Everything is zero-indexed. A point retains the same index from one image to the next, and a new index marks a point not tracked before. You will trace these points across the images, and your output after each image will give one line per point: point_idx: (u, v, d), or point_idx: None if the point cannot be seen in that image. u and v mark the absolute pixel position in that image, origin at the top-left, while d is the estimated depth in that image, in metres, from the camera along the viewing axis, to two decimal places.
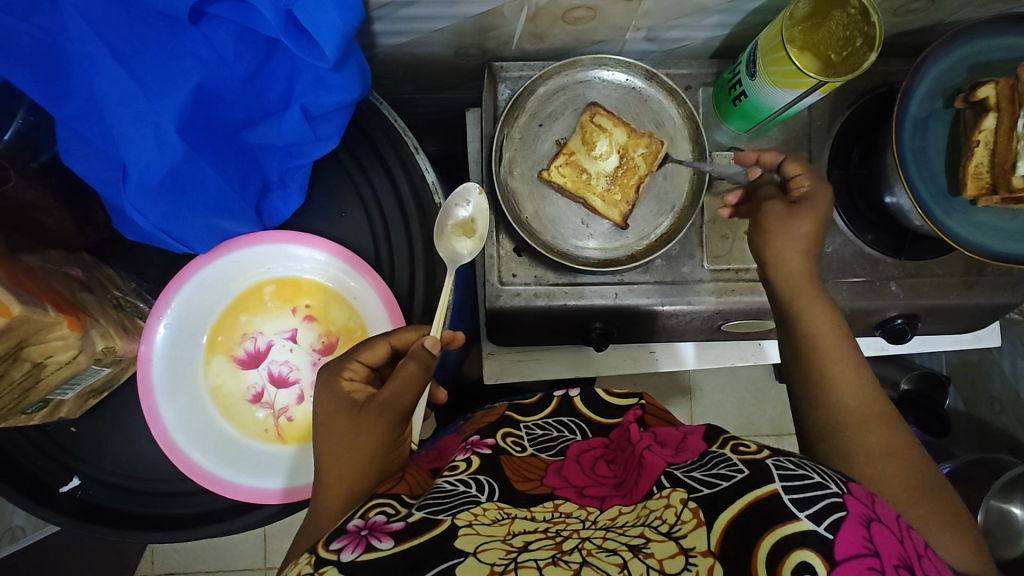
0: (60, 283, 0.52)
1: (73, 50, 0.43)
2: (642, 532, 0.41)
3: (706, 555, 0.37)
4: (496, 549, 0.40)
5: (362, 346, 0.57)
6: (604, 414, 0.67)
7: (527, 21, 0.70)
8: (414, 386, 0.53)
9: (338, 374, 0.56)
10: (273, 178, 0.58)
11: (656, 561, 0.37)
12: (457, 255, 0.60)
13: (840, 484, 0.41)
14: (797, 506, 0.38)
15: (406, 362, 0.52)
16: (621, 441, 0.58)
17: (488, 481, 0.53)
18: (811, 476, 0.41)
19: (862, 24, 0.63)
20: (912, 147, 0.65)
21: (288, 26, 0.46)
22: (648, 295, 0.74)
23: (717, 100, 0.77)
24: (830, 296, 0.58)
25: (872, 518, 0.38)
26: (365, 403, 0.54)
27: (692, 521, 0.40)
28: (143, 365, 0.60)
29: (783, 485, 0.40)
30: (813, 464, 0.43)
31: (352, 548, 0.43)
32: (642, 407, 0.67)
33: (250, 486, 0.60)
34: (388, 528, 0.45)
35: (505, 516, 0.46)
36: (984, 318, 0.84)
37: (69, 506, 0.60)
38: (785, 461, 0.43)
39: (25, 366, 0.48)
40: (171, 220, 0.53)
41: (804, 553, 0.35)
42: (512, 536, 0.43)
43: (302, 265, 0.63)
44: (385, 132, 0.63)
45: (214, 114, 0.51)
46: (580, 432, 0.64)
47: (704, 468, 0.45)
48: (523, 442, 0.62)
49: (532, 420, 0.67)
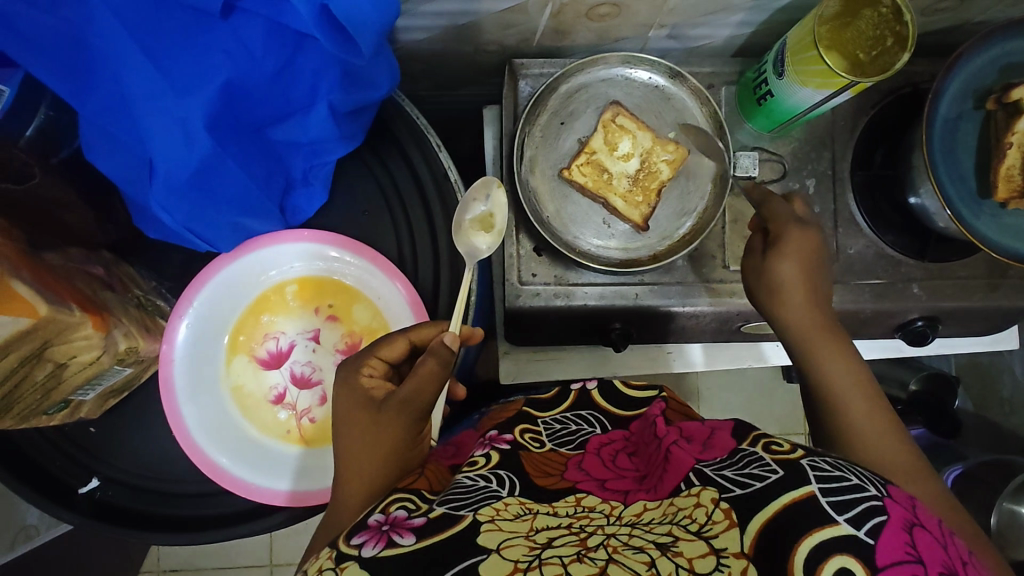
0: (82, 281, 0.51)
1: (99, 45, 0.42)
2: (670, 531, 0.40)
3: (739, 556, 0.37)
4: (520, 546, 0.39)
5: (381, 343, 0.56)
6: (624, 407, 0.66)
7: (551, 17, 0.69)
8: (432, 386, 0.52)
9: (357, 370, 0.55)
10: (297, 176, 0.57)
11: (687, 560, 0.37)
12: (475, 251, 0.59)
13: (878, 486, 0.40)
14: (836, 509, 0.38)
15: (425, 358, 0.51)
16: (645, 434, 0.57)
17: (508, 475, 0.52)
18: (848, 478, 0.40)
19: (894, 23, 0.63)
20: (941, 146, 0.64)
21: (322, 21, 0.45)
22: (668, 295, 0.74)
23: (740, 98, 0.76)
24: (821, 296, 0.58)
25: (912, 523, 0.37)
26: (384, 401, 0.52)
27: (723, 521, 0.39)
28: (165, 364, 0.59)
29: (819, 486, 0.39)
30: (849, 466, 0.43)
31: (373, 544, 0.42)
32: (663, 400, 0.65)
33: (270, 489, 0.59)
34: (409, 523, 0.44)
35: (527, 512, 0.45)
36: (1004, 321, 0.83)
37: (88, 506, 0.59)
38: (821, 462, 0.42)
39: (48, 366, 0.47)
40: (197, 217, 0.52)
41: (844, 557, 0.35)
42: (535, 532, 0.42)
43: (326, 265, 0.62)
44: (408, 129, 0.62)
45: (241, 110, 0.49)
46: (600, 425, 0.63)
47: (734, 467, 0.44)
48: (541, 437, 0.61)
49: (549, 415, 0.65)
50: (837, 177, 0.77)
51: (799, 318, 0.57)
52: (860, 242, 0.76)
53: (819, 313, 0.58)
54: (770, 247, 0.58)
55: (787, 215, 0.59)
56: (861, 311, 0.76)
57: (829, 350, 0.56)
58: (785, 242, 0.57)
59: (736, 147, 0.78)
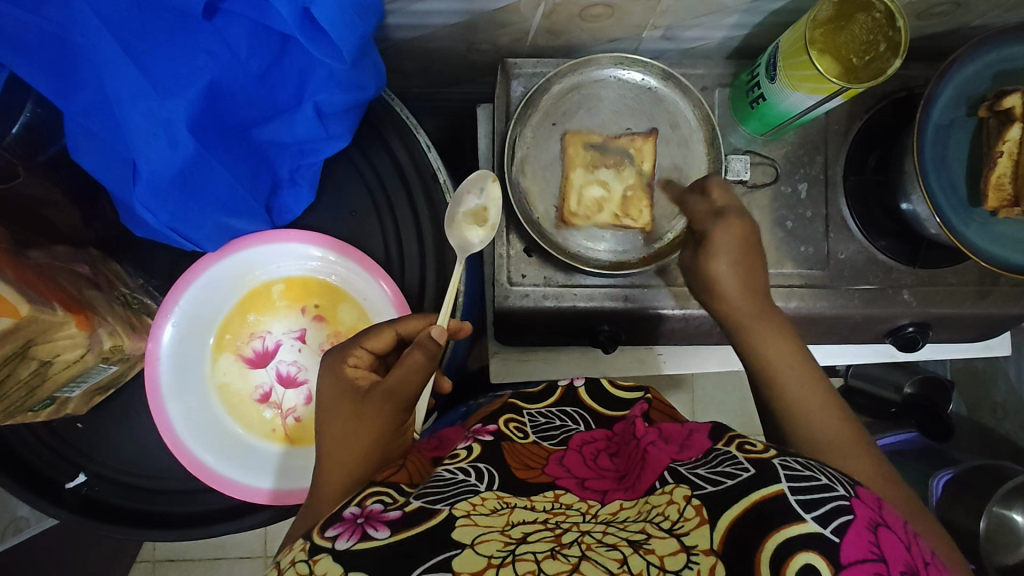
0: (67, 279, 0.51)
1: (82, 44, 0.42)
2: (643, 528, 0.40)
3: (709, 553, 0.37)
4: (494, 541, 0.39)
5: (367, 333, 0.56)
6: (610, 407, 0.65)
7: (543, 17, 0.69)
8: (418, 376, 0.51)
9: (341, 360, 0.55)
10: (284, 175, 0.57)
11: (657, 557, 0.37)
12: (467, 244, 0.59)
13: (847, 486, 0.40)
14: (804, 507, 0.37)
15: (412, 350, 0.51)
16: (626, 434, 0.57)
17: (487, 468, 0.51)
18: (818, 478, 0.40)
19: (886, 28, 0.62)
20: (932, 155, 0.64)
21: (304, 23, 0.45)
22: (657, 298, 0.74)
23: (733, 101, 0.76)
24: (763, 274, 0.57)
25: (879, 523, 0.37)
26: (370, 390, 0.53)
27: (695, 518, 0.39)
28: (150, 363, 0.59)
29: (790, 485, 0.39)
30: (821, 465, 0.42)
31: (348, 536, 0.42)
32: (647, 402, 0.64)
33: (255, 488, 0.60)
34: (384, 516, 0.44)
35: (504, 506, 0.45)
36: (995, 328, 0.83)
37: (75, 501, 0.60)
38: (792, 461, 0.42)
39: (32, 364, 0.47)
40: (182, 218, 0.52)
41: (809, 555, 0.35)
42: (510, 527, 0.42)
43: (313, 264, 0.62)
44: (395, 128, 0.62)
45: (226, 111, 0.50)
46: (584, 423, 0.62)
47: (708, 465, 0.44)
48: (525, 429, 0.60)
49: (535, 408, 0.64)
50: (829, 181, 0.77)
51: (733, 287, 0.55)
52: (851, 247, 0.76)
53: (753, 279, 0.56)
54: (700, 247, 0.57)
55: (710, 211, 0.58)
56: (850, 316, 0.76)
57: (755, 313, 0.55)
58: (710, 242, 0.56)
59: (729, 151, 0.77)
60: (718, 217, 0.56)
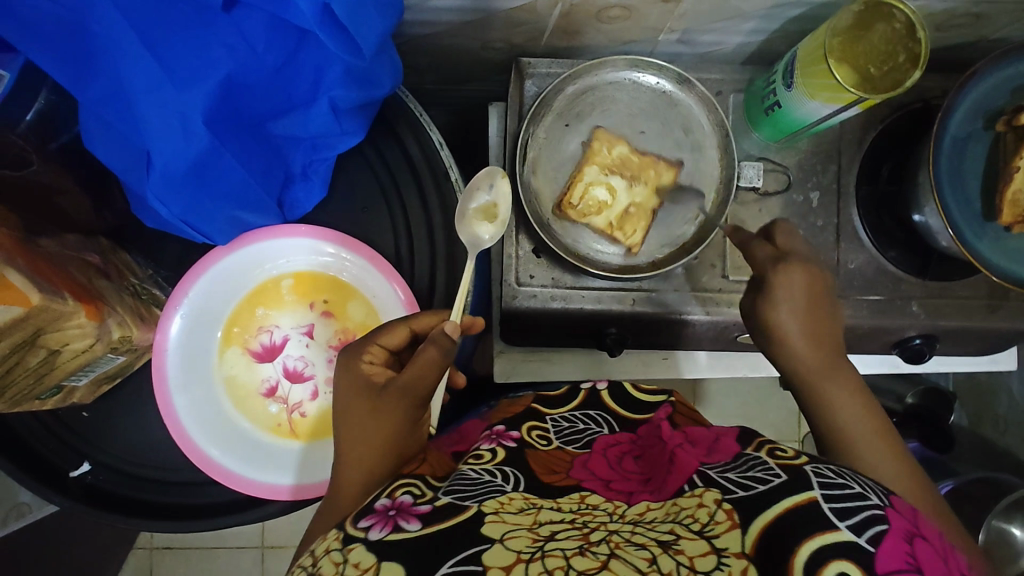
0: (77, 268, 0.51)
1: (100, 33, 0.42)
2: (672, 529, 0.40)
3: (740, 556, 0.37)
4: (523, 537, 0.40)
5: (381, 330, 0.55)
6: (633, 410, 0.64)
7: (560, 17, 0.68)
8: (434, 371, 0.51)
9: (357, 357, 0.54)
10: (296, 170, 0.57)
11: (687, 558, 0.37)
12: (478, 240, 0.58)
13: (882, 496, 0.40)
14: (837, 515, 0.37)
15: (425, 347, 0.50)
16: (651, 437, 0.56)
17: (513, 471, 0.52)
18: (852, 486, 0.40)
19: (907, 40, 0.62)
20: (948, 168, 0.64)
21: (322, 18, 0.44)
22: (664, 303, 0.74)
23: (748, 107, 0.76)
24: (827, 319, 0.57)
25: (915, 534, 0.37)
26: (386, 386, 0.52)
27: (726, 522, 0.39)
28: (157, 354, 0.59)
29: (822, 493, 0.39)
30: (855, 475, 0.42)
31: (380, 527, 0.43)
32: (672, 405, 0.64)
33: (261, 481, 0.60)
34: (415, 510, 0.45)
35: (531, 506, 0.45)
36: (1002, 343, 0.83)
37: (79, 490, 0.60)
38: (824, 469, 0.42)
39: (41, 352, 0.47)
40: (193, 211, 0.52)
41: (842, 564, 0.35)
42: (538, 525, 0.42)
43: (322, 259, 0.62)
44: (409, 124, 0.61)
45: (242, 104, 0.49)
46: (608, 425, 0.62)
47: (738, 470, 0.44)
48: (549, 436, 0.59)
49: (558, 413, 0.64)
50: (841, 191, 0.77)
51: (797, 331, 0.56)
52: (861, 257, 0.76)
53: (816, 326, 0.56)
54: (759, 292, 0.58)
55: (771, 257, 0.58)
56: (858, 326, 0.76)
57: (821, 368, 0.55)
58: (771, 289, 0.56)
59: (742, 157, 0.77)
60: (778, 263, 0.57)
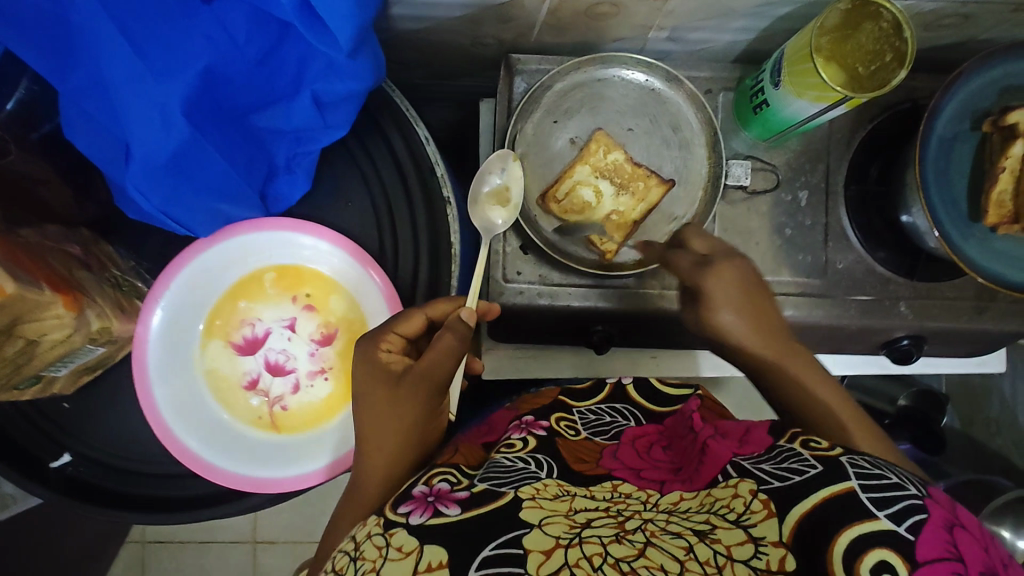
0: (57, 259, 0.51)
1: (80, 22, 0.42)
2: (707, 519, 0.40)
3: (777, 545, 0.36)
4: (560, 524, 0.40)
5: (397, 318, 0.55)
6: (659, 404, 0.64)
7: (548, 13, 0.68)
8: (450, 359, 0.52)
9: (374, 345, 0.54)
10: (280, 163, 0.57)
11: (724, 547, 0.37)
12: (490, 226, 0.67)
13: (919, 485, 0.38)
14: (876, 505, 0.36)
15: (443, 333, 0.52)
16: (679, 427, 0.56)
17: (547, 459, 0.52)
18: (889, 476, 0.39)
19: (893, 38, 0.62)
20: (934, 168, 0.63)
21: (302, 11, 0.45)
22: (649, 302, 0.74)
23: (737, 105, 0.75)
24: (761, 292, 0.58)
25: (956, 522, 0.35)
26: (404, 372, 0.52)
27: (762, 511, 0.39)
28: (138, 345, 0.59)
29: (860, 483, 0.38)
30: (891, 465, 0.41)
31: (420, 512, 0.44)
32: (699, 397, 0.64)
33: (242, 474, 0.60)
34: (454, 497, 0.46)
35: (566, 493, 0.45)
36: (990, 344, 0.82)
37: (59, 481, 0.60)
38: (861, 459, 0.41)
39: (19, 342, 0.47)
40: (173, 203, 0.52)
41: (882, 552, 0.34)
42: (574, 512, 0.42)
43: (304, 253, 0.62)
44: (393, 118, 0.62)
45: (222, 97, 0.49)
46: (635, 419, 0.61)
47: (773, 461, 0.44)
48: (576, 426, 0.59)
49: (584, 405, 0.64)
50: (830, 190, 0.76)
51: (746, 330, 0.57)
52: (850, 257, 0.76)
53: (762, 319, 0.57)
54: (697, 300, 0.58)
55: (696, 264, 0.58)
56: (846, 326, 0.76)
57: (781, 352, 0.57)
58: (708, 295, 0.56)
59: (730, 156, 0.77)
60: (705, 267, 0.57)
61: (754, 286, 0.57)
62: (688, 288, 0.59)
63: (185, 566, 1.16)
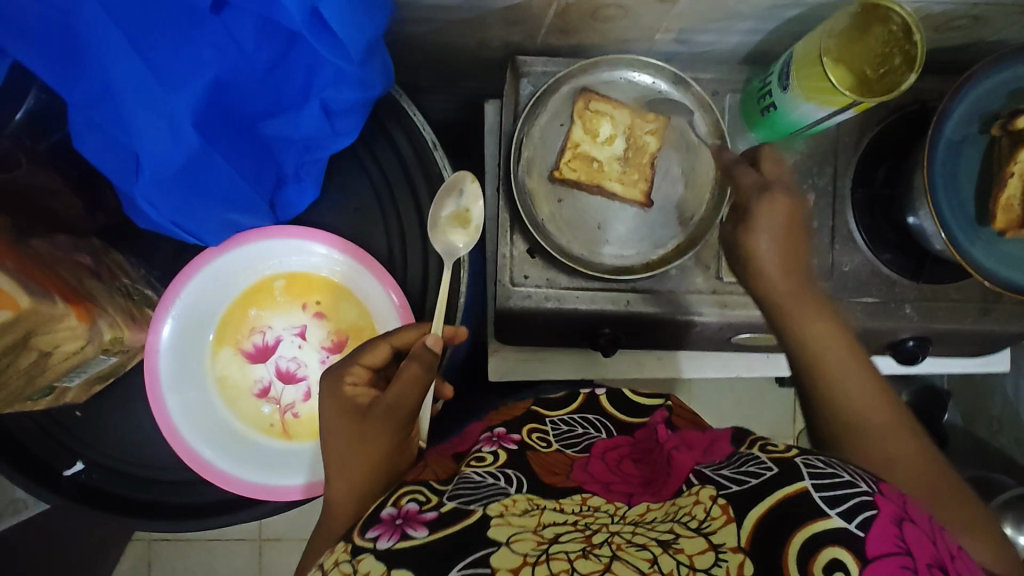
0: (68, 269, 0.51)
1: (87, 34, 0.41)
2: (671, 528, 0.40)
3: (736, 551, 0.37)
4: (528, 540, 0.39)
5: (361, 351, 0.55)
6: (630, 414, 0.64)
7: (556, 16, 0.68)
8: (416, 389, 0.52)
9: (340, 380, 0.54)
10: (289, 170, 0.57)
11: (687, 556, 0.36)
12: (453, 248, 0.59)
13: (870, 482, 0.40)
14: (829, 503, 0.38)
15: (408, 363, 0.51)
16: (648, 442, 0.57)
17: (516, 474, 0.52)
18: (842, 475, 0.40)
19: (903, 42, 0.62)
20: (943, 172, 0.63)
21: (311, 19, 0.44)
22: (659, 304, 0.73)
23: (744, 107, 0.75)
24: (804, 246, 0.55)
25: (904, 517, 0.38)
26: (371, 407, 0.52)
27: (722, 517, 0.39)
28: (150, 354, 0.59)
29: (813, 482, 0.40)
30: (843, 463, 0.42)
31: (388, 536, 0.43)
32: (669, 409, 0.64)
33: (253, 482, 0.60)
34: (422, 517, 0.45)
35: (534, 508, 0.45)
36: (996, 345, 0.83)
37: (72, 489, 0.60)
38: (814, 459, 0.42)
39: (32, 353, 0.47)
40: (184, 214, 0.52)
41: (835, 549, 0.36)
42: (542, 528, 0.42)
43: (314, 260, 0.62)
44: (401, 124, 0.61)
45: (230, 106, 0.49)
46: (606, 431, 0.61)
47: (732, 466, 0.44)
48: (549, 438, 0.59)
49: (557, 415, 0.63)
50: (837, 193, 0.76)
51: (774, 264, 0.54)
52: (856, 259, 0.76)
53: (794, 256, 0.54)
54: (739, 223, 0.55)
55: (756, 185, 0.54)
56: (853, 328, 0.76)
57: (793, 290, 0.54)
58: (753, 217, 0.53)
59: None
60: (763, 192, 0.53)
61: (801, 228, 0.54)
62: (736, 211, 0.55)
63: (194, 565, 1.16)
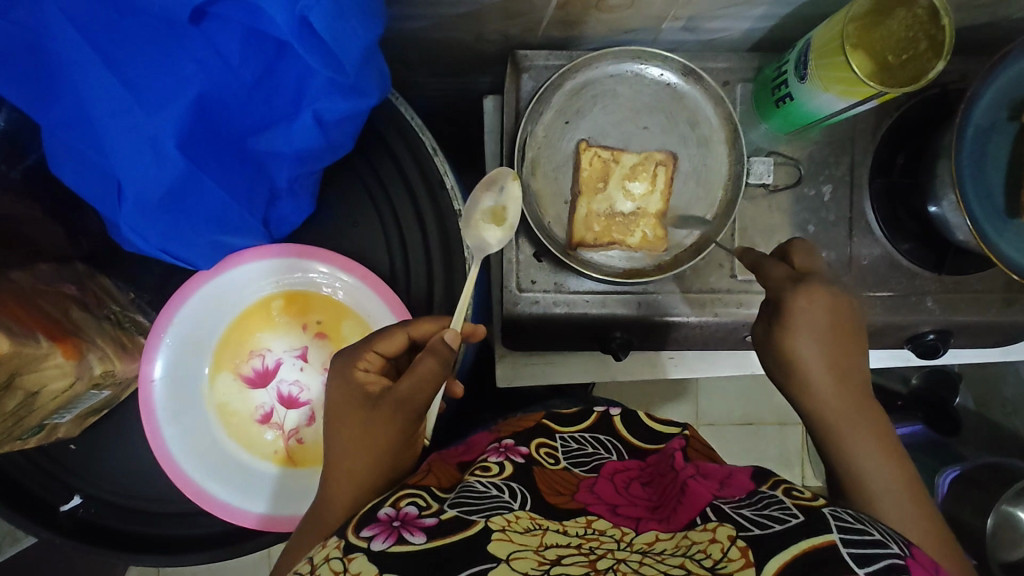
0: (51, 302, 0.48)
1: (57, 52, 0.38)
2: (682, 564, 0.37)
3: None
4: (528, 559, 0.38)
5: (379, 335, 0.52)
6: (642, 438, 0.60)
7: (557, 8, 0.64)
8: (432, 383, 0.49)
9: (352, 364, 0.52)
10: (281, 184, 0.53)
11: None
12: (486, 245, 0.57)
13: (902, 546, 0.38)
14: (858, 561, 0.35)
15: (424, 356, 0.48)
16: (661, 466, 0.54)
17: (520, 488, 0.49)
18: (871, 533, 0.39)
19: (928, 26, 0.58)
20: (971, 161, 0.60)
21: (300, 29, 0.41)
22: (671, 306, 0.71)
23: (757, 96, 0.72)
24: (848, 343, 0.54)
25: None
26: (382, 395, 0.50)
27: (740, 560, 0.36)
28: (144, 385, 0.57)
29: (842, 537, 0.37)
30: (873, 521, 0.41)
31: (383, 537, 0.42)
32: (686, 438, 0.59)
33: (255, 512, 0.58)
34: (421, 522, 0.43)
35: (537, 527, 0.43)
36: (1018, 333, 0.80)
37: (71, 524, 0.58)
38: (843, 513, 0.41)
39: (19, 395, 0.43)
40: (172, 240, 0.49)
41: None
42: (544, 548, 0.40)
43: (312, 278, 0.59)
44: (400, 132, 0.58)
45: (217, 124, 0.45)
46: (616, 453, 0.58)
47: (754, 507, 0.42)
48: (556, 454, 0.56)
49: (567, 431, 0.60)
50: (854, 182, 0.73)
51: (817, 361, 0.53)
52: (874, 251, 0.73)
53: (838, 359, 0.53)
54: (773, 320, 0.54)
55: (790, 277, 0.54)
56: (873, 324, 0.73)
57: (831, 382, 0.53)
58: (790, 314, 0.53)
59: (751, 150, 0.73)
60: (799, 284, 0.53)
61: (842, 320, 0.53)
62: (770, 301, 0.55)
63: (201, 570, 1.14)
